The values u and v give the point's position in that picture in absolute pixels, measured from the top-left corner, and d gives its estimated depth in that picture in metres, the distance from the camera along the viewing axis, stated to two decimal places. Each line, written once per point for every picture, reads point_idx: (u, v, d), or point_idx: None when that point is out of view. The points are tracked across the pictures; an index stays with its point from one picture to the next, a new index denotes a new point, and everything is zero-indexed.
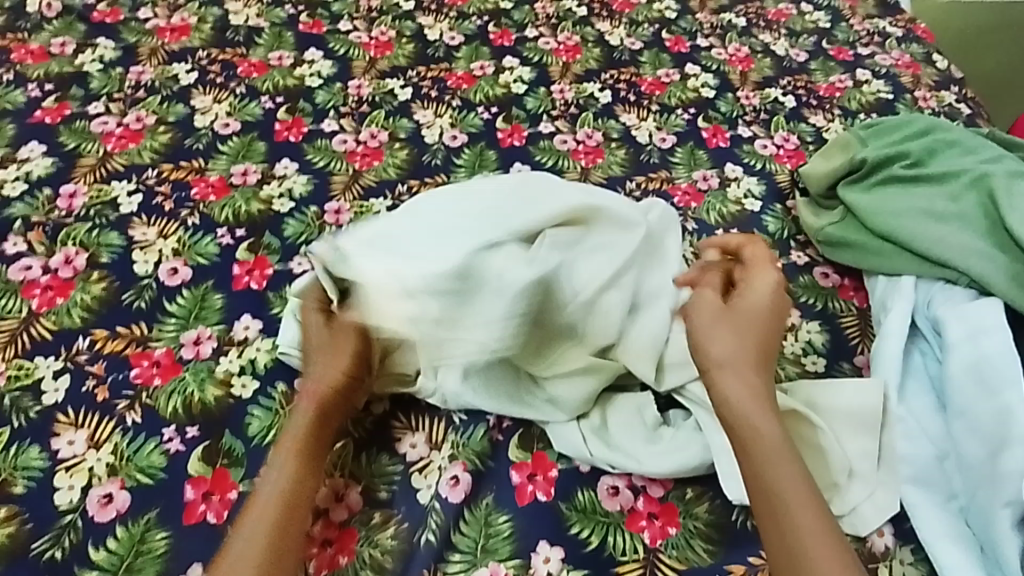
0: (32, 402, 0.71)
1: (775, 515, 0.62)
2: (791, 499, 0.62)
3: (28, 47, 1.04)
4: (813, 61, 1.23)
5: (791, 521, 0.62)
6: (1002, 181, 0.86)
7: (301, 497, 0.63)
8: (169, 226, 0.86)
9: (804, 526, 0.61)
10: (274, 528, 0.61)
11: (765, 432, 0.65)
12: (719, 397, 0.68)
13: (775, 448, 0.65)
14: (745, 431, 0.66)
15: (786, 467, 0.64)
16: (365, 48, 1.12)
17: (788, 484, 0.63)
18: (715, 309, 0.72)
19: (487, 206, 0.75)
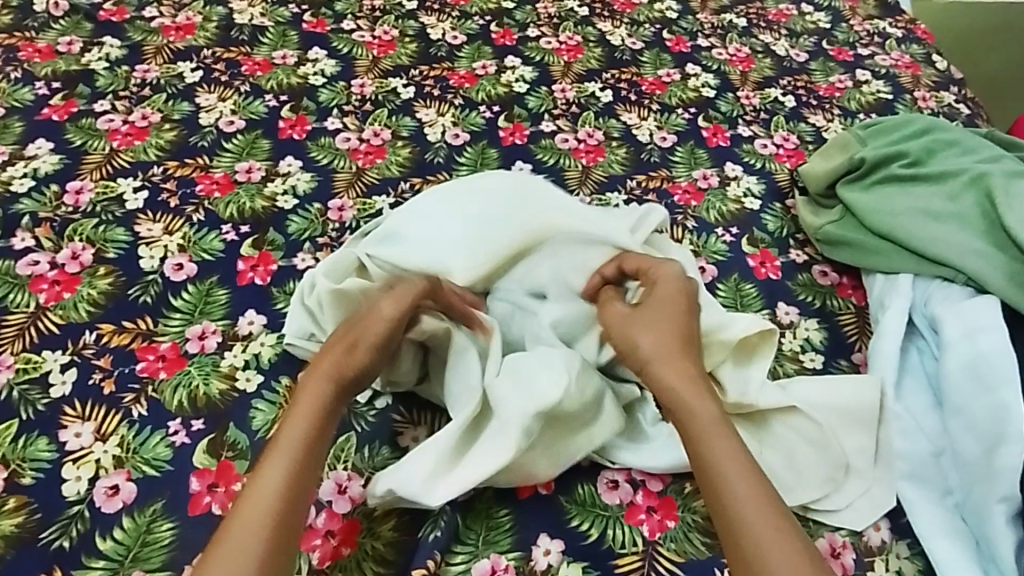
0: (40, 394, 0.72)
1: (723, 506, 0.59)
2: (733, 488, 0.60)
3: (35, 45, 1.05)
4: (813, 61, 1.23)
5: (732, 503, 0.59)
6: (1000, 180, 0.87)
7: (303, 489, 0.59)
8: (175, 222, 0.87)
9: (752, 520, 0.58)
10: (270, 527, 0.56)
11: (699, 420, 0.63)
12: (659, 389, 0.67)
13: (716, 436, 0.62)
14: (679, 414, 0.64)
15: (719, 445, 0.62)
16: (368, 47, 1.13)
17: (732, 476, 0.60)
18: (633, 309, 0.72)
19: (491, 223, 0.81)
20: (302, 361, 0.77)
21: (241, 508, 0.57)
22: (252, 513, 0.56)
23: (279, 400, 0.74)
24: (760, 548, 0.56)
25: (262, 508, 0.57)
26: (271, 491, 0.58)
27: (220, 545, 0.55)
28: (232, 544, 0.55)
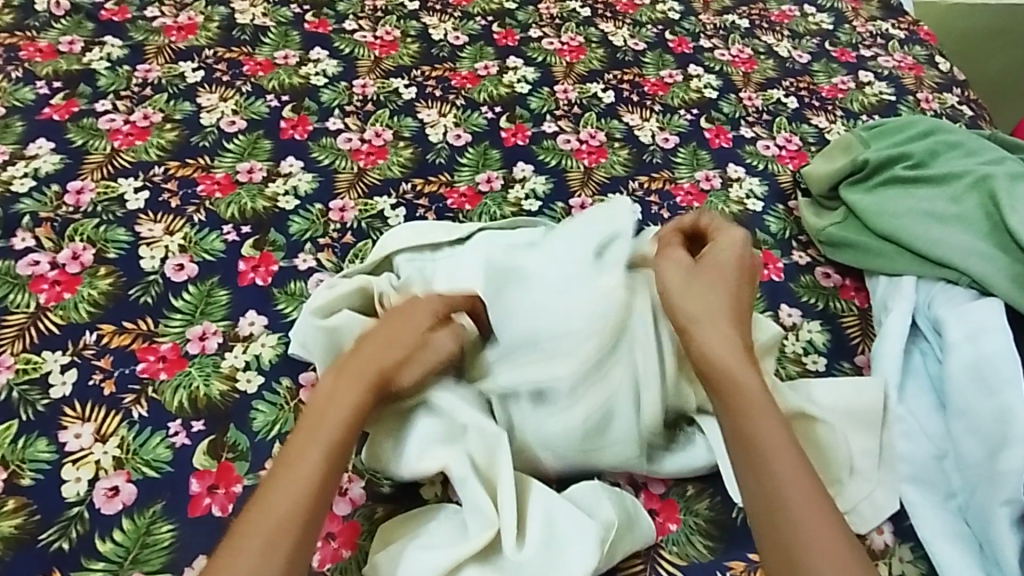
0: (40, 395, 0.72)
1: (771, 502, 0.59)
2: (788, 485, 0.59)
3: (37, 45, 1.05)
4: (815, 62, 1.23)
5: (779, 506, 0.59)
6: (1004, 182, 0.86)
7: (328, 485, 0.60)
8: (176, 222, 0.87)
9: (802, 519, 0.58)
10: (292, 526, 0.56)
11: (757, 417, 0.63)
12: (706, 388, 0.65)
13: (773, 434, 0.62)
14: (735, 411, 0.63)
15: (775, 451, 0.61)
16: (370, 48, 1.13)
17: (788, 476, 0.60)
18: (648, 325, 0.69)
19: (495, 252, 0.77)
20: (304, 362, 0.77)
21: (264, 502, 0.57)
22: (276, 510, 0.57)
23: (280, 401, 0.74)
24: (807, 545, 0.57)
25: (283, 505, 0.57)
26: (293, 489, 0.58)
27: (238, 539, 0.55)
28: (253, 540, 0.55)
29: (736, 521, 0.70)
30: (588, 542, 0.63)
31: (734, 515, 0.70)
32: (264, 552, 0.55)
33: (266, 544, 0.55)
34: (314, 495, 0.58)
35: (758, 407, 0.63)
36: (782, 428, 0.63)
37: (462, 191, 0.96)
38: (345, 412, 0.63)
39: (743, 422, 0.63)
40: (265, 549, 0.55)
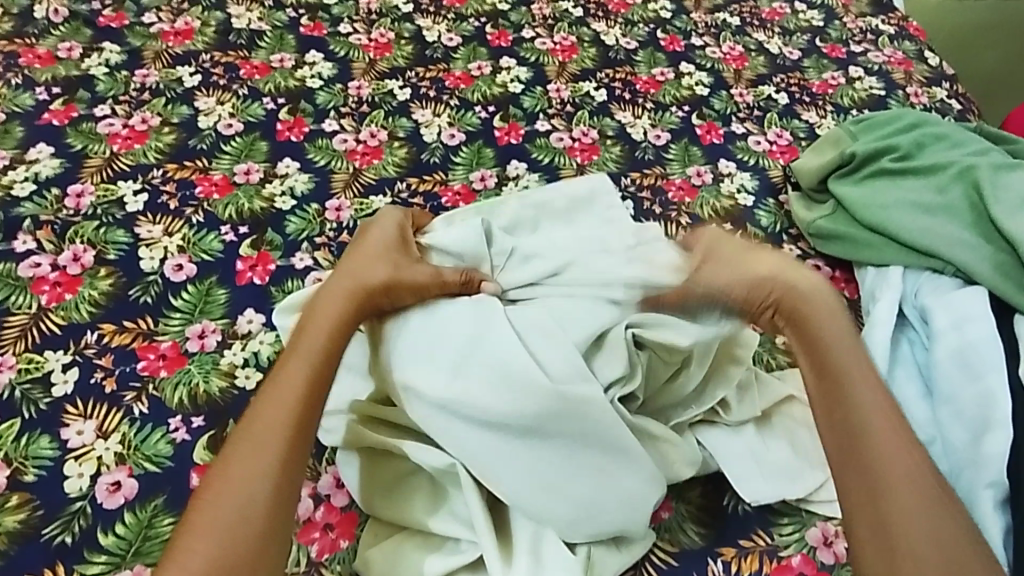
0: (42, 393, 0.73)
1: (858, 446, 0.62)
2: (880, 439, 0.62)
3: (36, 52, 1.06)
4: (806, 59, 1.24)
5: (891, 498, 0.58)
6: (987, 172, 0.88)
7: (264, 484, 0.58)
8: (174, 223, 0.88)
9: (894, 467, 0.60)
10: (262, 509, 0.57)
11: (847, 364, 0.67)
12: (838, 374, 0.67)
13: (863, 378, 0.66)
14: (852, 394, 0.65)
15: (892, 440, 0.61)
16: (364, 50, 1.15)
17: (876, 416, 0.63)
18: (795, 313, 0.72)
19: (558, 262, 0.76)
20: None
21: (217, 492, 0.58)
22: (234, 498, 0.57)
23: None
24: (898, 490, 0.58)
25: (240, 488, 0.58)
26: (251, 467, 0.59)
27: (188, 541, 0.55)
28: (216, 535, 0.55)
29: (728, 509, 0.71)
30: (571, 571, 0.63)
31: (725, 503, 0.71)
32: (231, 547, 0.55)
33: (233, 529, 0.56)
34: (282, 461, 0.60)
35: (847, 352, 0.68)
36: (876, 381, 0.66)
37: (456, 189, 0.97)
38: (310, 375, 0.65)
39: (836, 370, 0.67)
40: (235, 538, 0.55)
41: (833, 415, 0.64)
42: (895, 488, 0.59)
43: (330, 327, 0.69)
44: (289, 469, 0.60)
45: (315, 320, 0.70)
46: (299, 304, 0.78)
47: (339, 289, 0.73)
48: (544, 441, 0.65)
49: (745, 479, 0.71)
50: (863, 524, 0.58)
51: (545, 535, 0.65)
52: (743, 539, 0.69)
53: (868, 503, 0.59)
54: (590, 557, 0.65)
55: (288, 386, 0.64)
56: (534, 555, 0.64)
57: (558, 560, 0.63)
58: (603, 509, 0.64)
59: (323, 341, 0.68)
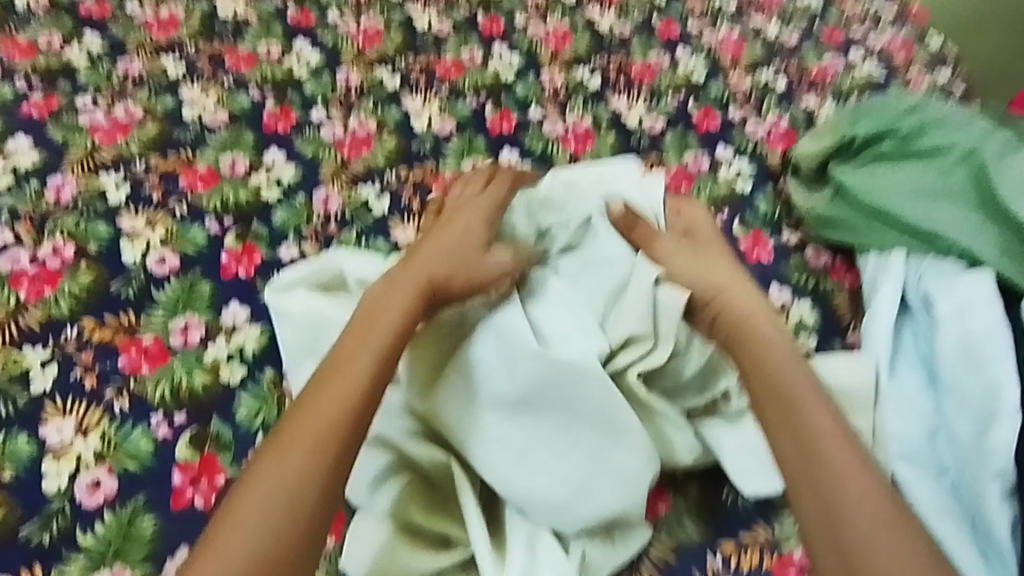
0: (21, 391, 0.71)
1: (809, 469, 0.60)
2: (834, 462, 0.59)
3: (16, 42, 1.04)
4: (805, 44, 1.22)
5: (840, 508, 0.57)
6: (993, 155, 0.86)
7: (296, 493, 0.56)
8: (158, 216, 0.86)
9: (847, 490, 0.57)
10: (306, 515, 0.55)
11: (795, 384, 0.64)
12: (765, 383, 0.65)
13: (810, 396, 0.64)
14: (785, 400, 0.63)
15: (832, 444, 0.60)
16: (353, 39, 1.12)
17: (826, 437, 0.61)
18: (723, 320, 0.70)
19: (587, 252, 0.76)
20: None
21: (259, 491, 0.56)
22: (270, 499, 0.55)
23: (264, 392, 0.73)
24: (852, 515, 0.56)
25: (289, 490, 0.56)
26: (304, 467, 0.57)
27: (225, 541, 0.54)
28: (253, 541, 0.53)
29: (727, 504, 0.69)
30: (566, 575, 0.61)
31: (724, 497, 0.69)
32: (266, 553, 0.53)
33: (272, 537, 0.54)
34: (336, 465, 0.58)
35: (790, 370, 0.65)
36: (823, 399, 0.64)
37: (447, 179, 0.95)
38: (356, 372, 0.62)
39: (780, 391, 0.64)
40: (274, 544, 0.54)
41: (777, 424, 0.63)
42: (848, 516, 0.56)
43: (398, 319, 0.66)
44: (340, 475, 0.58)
45: (387, 304, 0.67)
46: (297, 284, 0.77)
47: (410, 270, 0.70)
48: (534, 413, 0.66)
49: (745, 473, 0.68)
50: (817, 539, 0.57)
51: (540, 534, 0.63)
52: (743, 534, 0.67)
53: (826, 532, 0.57)
54: (585, 556, 0.63)
55: (353, 379, 0.62)
56: (528, 555, 0.62)
57: (552, 563, 0.62)
58: (593, 487, 0.64)
59: (390, 333, 0.65)
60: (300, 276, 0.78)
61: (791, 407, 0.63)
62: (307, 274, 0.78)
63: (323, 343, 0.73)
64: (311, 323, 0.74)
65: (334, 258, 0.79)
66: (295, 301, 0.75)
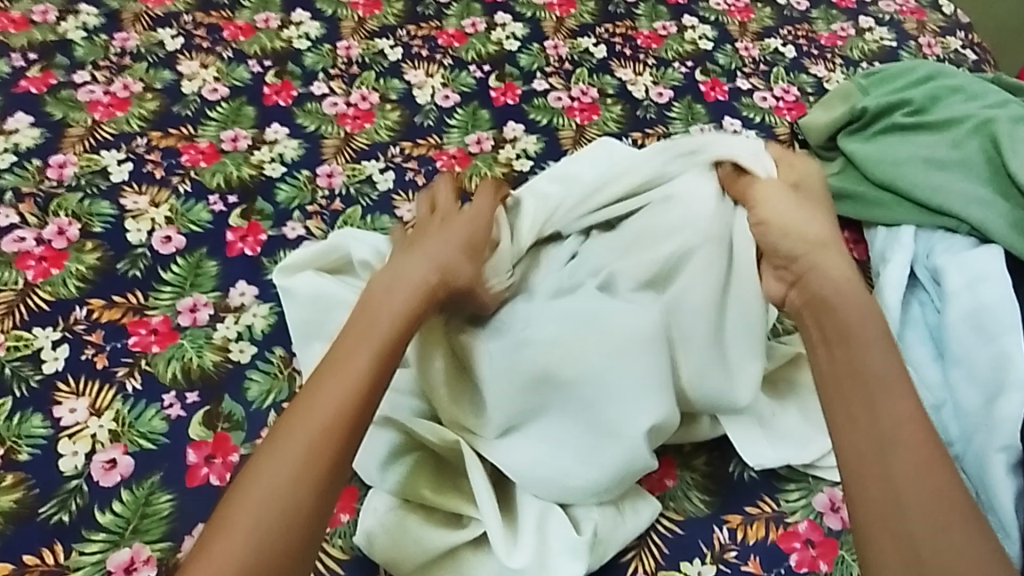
0: (33, 370, 0.71)
1: (876, 450, 0.57)
2: (900, 448, 0.57)
3: (10, 16, 1.02)
4: (814, 9, 1.19)
5: (905, 492, 0.55)
6: (1007, 125, 0.84)
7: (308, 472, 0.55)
8: (161, 194, 0.86)
9: (911, 477, 0.55)
10: (306, 503, 0.54)
11: (872, 360, 0.61)
12: (859, 355, 0.62)
13: (887, 373, 0.61)
14: (877, 374, 0.61)
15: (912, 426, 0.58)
16: (353, 8, 1.10)
17: (896, 421, 0.58)
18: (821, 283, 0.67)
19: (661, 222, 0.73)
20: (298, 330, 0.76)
21: (277, 468, 0.55)
22: (286, 476, 0.55)
23: (274, 370, 0.74)
24: (909, 505, 0.54)
25: (293, 474, 0.55)
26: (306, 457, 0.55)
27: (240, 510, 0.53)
28: (258, 522, 0.53)
29: (734, 476, 0.70)
30: (578, 550, 0.62)
31: (731, 470, 0.70)
32: (273, 537, 0.53)
33: (280, 516, 0.53)
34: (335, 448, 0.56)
35: (866, 344, 0.62)
36: (902, 379, 0.61)
37: (451, 152, 0.94)
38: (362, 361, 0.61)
39: (862, 365, 0.61)
40: (281, 530, 0.53)
41: (865, 393, 0.60)
42: (910, 493, 0.55)
43: (394, 322, 0.64)
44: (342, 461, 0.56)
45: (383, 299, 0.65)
46: (305, 265, 0.78)
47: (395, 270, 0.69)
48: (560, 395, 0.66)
49: (750, 445, 0.70)
50: (867, 513, 0.55)
51: (552, 512, 0.65)
52: (750, 507, 0.68)
53: (879, 518, 0.55)
54: (596, 533, 0.63)
55: (357, 373, 0.60)
56: (540, 532, 0.63)
57: (563, 542, 0.63)
58: (602, 463, 0.65)
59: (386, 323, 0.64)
60: (307, 257, 0.77)
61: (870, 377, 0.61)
62: (314, 254, 0.77)
63: (331, 322, 0.74)
64: (322, 305, 0.74)
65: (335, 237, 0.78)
66: (302, 282, 0.76)
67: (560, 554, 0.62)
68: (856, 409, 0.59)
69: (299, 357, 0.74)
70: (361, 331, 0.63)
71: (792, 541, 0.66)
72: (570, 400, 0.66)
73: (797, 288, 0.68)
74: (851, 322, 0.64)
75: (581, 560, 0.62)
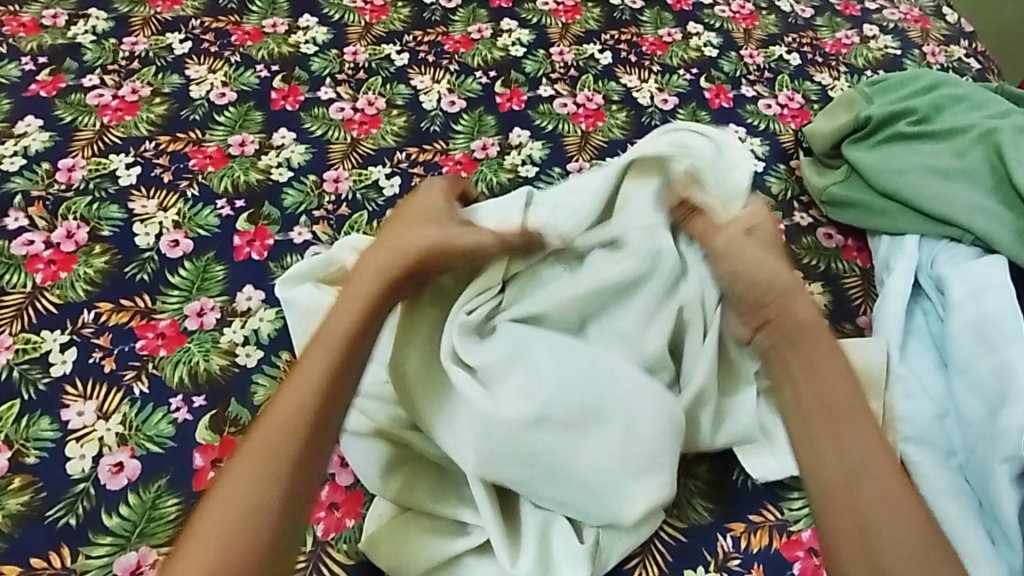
0: (41, 373, 0.72)
1: (849, 487, 0.59)
2: (874, 484, 0.59)
3: (20, 19, 1.02)
4: (819, 17, 1.19)
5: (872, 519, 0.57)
6: (1011, 135, 0.85)
7: (263, 490, 0.57)
8: (169, 198, 0.86)
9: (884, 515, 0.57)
10: (269, 508, 0.57)
11: (841, 403, 0.64)
12: (816, 394, 0.64)
13: (859, 416, 0.63)
14: (834, 407, 0.63)
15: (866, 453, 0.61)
16: (360, 13, 1.10)
17: (874, 461, 0.60)
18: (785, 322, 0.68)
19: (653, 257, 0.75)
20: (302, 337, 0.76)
21: (241, 476, 0.57)
22: (249, 484, 0.57)
23: (280, 374, 0.74)
24: (887, 543, 0.56)
25: (252, 482, 0.57)
26: (260, 472, 0.57)
27: (204, 524, 0.56)
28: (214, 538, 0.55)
29: (737, 484, 0.70)
30: (580, 559, 0.63)
31: (734, 477, 0.70)
32: (234, 546, 0.55)
33: (236, 526, 0.55)
34: (294, 458, 0.59)
35: (832, 385, 0.65)
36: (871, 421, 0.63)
37: (457, 158, 0.94)
38: (316, 375, 0.62)
39: (826, 403, 0.64)
40: (241, 539, 0.55)
41: (823, 428, 0.63)
42: (876, 524, 0.57)
43: (363, 304, 0.66)
44: (298, 470, 0.58)
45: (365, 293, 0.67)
46: (304, 277, 0.77)
47: (371, 270, 0.69)
48: (556, 427, 0.64)
49: (754, 454, 0.70)
50: (840, 542, 0.58)
51: (555, 521, 0.65)
52: (754, 515, 0.68)
53: (859, 554, 0.57)
54: (597, 542, 0.64)
55: (303, 386, 0.61)
56: (544, 542, 0.64)
57: (565, 549, 0.63)
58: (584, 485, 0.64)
59: (346, 328, 0.65)
60: (307, 269, 0.77)
61: (833, 415, 0.63)
62: (313, 267, 0.77)
63: None
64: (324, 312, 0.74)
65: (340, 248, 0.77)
66: (304, 294, 0.75)
67: (562, 561, 0.63)
68: (821, 443, 0.62)
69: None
70: (326, 336, 0.65)
71: (795, 550, 0.66)
72: (564, 431, 0.64)
73: (764, 331, 0.68)
74: (820, 366, 0.65)
75: (583, 569, 0.62)
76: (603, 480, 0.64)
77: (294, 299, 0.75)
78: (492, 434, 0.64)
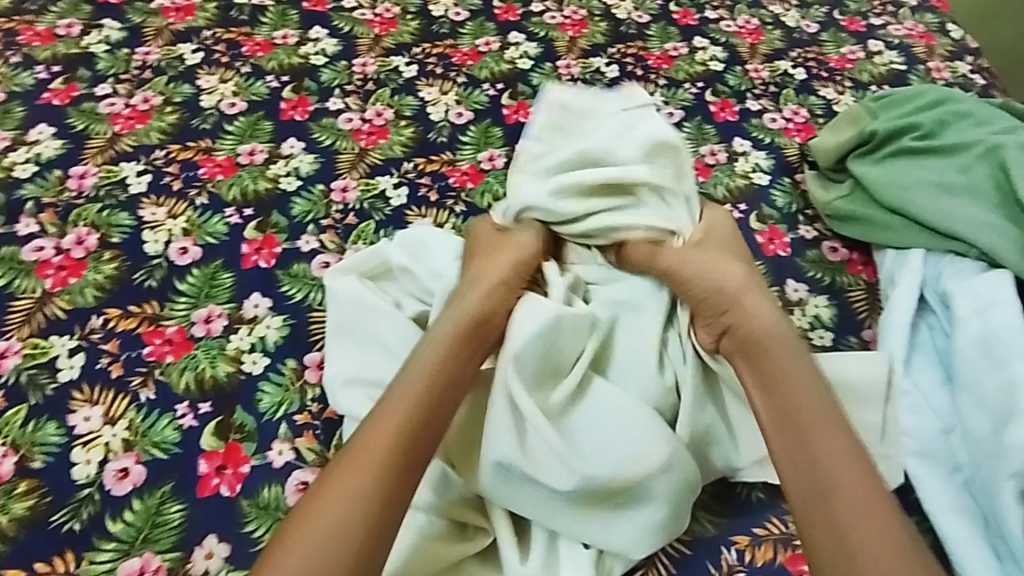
0: (49, 378, 0.72)
1: (818, 495, 0.60)
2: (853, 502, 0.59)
3: (35, 29, 1.04)
4: (824, 32, 1.20)
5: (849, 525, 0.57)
6: (1015, 150, 0.85)
7: (359, 505, 0.57)
8: (178, 206, 0.87)
9: (856, 515, 0.58)
10: (359, 537, 0.56)
11: (810, 414, 0.64)
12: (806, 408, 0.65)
13: (824, 421, 0.64)
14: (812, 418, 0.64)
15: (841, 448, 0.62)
16: (369, 26, 1.12)
17: (838, 462, 0.61)
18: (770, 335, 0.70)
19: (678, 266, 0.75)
20: (309, 346, 0.77)
21: (333, 498, 0.57)
22: (358, 490, 0.58)
23: (286, 381, 0.75)
24: (865, 546, 0.56)
25: (371, 482, 0.58)
26: (351, 493, 0.58)
27: (300, 540, 0.56)
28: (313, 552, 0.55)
29: (741, 497, 0.70)
30: (581, 562, 0.63)
31: (739, 491, 0.70)
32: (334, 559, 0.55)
33: (340, 531, 0.56)
34: (402, 473, 0.60)
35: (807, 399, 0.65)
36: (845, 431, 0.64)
37: (464, 169, 0.95)
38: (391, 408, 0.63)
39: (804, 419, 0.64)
40: (336, 550, 0.55)
41: (813, 441, 0.63)
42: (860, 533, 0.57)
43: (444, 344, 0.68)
44: (406, 484, 0.60)
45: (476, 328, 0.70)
46: (351, 270, 0.80)
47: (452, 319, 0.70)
48: (588, 501, 0.64)
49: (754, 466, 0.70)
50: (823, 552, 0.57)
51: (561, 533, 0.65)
52: (758, 528, 0.68)
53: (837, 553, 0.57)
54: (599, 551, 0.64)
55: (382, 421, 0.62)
56: (550, 550, 0.64)
57: (568, 554, 0.64)
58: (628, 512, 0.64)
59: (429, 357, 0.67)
60: (353, 263, 0.79)
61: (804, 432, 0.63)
62: (357, 261, 0.80)
63: (364, 332, 0.74)
64: (358, 303, 0.75)
65: (383, 248, 0.81)
66: (347, 285, 0.76)
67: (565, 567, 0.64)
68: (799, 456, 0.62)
69: (331, 359, 0.74)
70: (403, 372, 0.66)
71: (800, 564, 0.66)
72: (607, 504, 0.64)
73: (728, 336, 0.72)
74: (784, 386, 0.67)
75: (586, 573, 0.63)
76: (639, 507, 0.64)
77: (334, 289, 0.77)
78: (551, 480, 0.63)
